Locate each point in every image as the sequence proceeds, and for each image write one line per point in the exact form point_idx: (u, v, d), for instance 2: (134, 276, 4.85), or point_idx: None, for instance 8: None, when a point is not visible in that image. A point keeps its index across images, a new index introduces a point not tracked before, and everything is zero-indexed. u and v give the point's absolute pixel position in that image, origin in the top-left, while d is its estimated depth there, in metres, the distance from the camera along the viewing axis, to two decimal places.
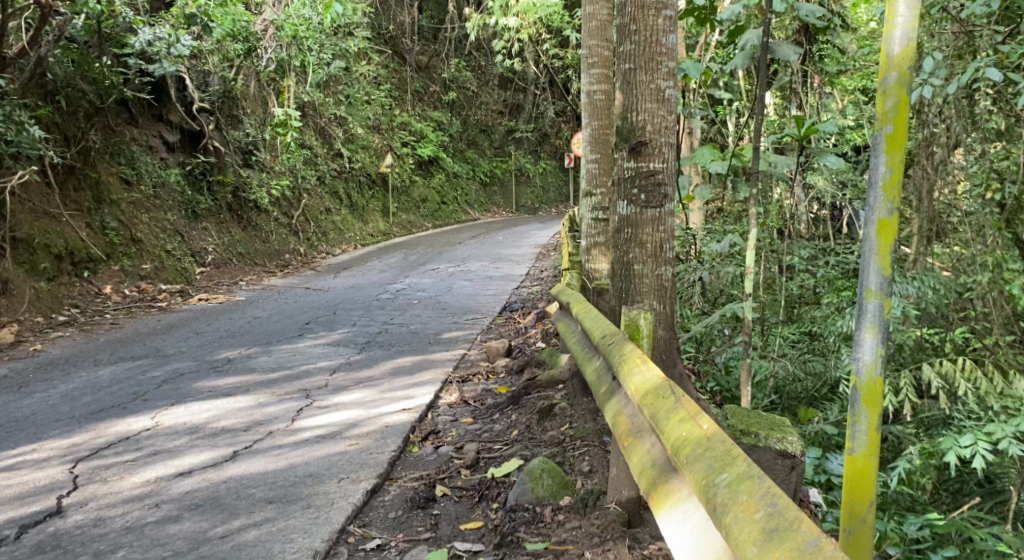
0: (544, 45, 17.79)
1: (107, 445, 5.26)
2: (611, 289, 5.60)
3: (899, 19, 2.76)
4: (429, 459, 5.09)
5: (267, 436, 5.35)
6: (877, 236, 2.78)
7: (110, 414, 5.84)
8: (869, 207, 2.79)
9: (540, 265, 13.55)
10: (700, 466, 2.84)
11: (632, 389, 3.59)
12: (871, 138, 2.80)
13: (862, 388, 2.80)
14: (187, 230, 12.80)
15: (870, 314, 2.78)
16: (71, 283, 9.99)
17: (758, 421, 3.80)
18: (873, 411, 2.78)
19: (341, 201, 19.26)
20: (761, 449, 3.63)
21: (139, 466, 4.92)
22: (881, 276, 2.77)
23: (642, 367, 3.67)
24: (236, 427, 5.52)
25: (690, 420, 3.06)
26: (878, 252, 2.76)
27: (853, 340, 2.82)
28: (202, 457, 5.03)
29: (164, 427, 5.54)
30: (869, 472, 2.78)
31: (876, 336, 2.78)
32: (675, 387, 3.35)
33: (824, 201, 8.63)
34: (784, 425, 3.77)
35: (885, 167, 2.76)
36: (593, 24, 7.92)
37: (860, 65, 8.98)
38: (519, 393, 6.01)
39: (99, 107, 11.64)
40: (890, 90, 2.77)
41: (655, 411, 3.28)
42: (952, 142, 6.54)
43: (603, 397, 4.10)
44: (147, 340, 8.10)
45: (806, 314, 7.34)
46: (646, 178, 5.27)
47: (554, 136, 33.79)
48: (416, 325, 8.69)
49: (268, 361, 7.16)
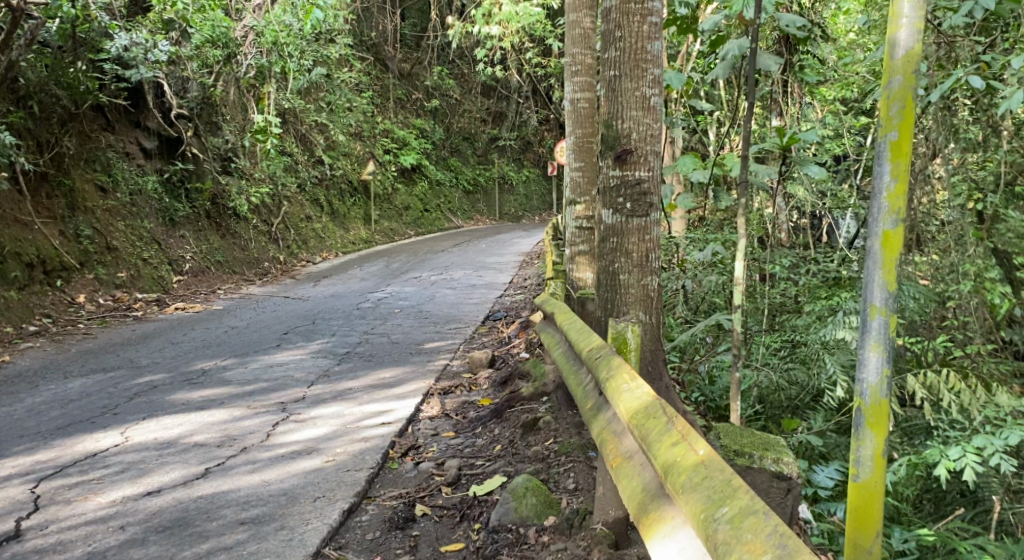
0: (528, 53, 17.72)
1: (72, 463, 5.11)
2: (597, 299, 5.51)
3: (904, 25, 2.76)
4: (409, 476, 4.99)
5: (241, 452, 5.22)
6: (882, 249, 2.76)
7: (78, 429, 5.68)
8: (873, 218, 2.78)
9: (523, 273, 13.46)
10: (697, 497, 2.75)
11: (621, 408, 3.50)
12: (876, 145, 2.79)
13: (867, 410, 2.79)
14: (164, 238, 12.63)
15: (875, 332, 2.78)
16: (43, 291, 9.79)
17: (751, 439, 3.70)
18: (879, 436, 2.78)
19: (322, 208, 19.12)
20: (756, 470, 3.53)
21: (105, 485, 4.77)
22: (885, 290, 2.75)
23: (631, 384, 3.58)
24: (209, 442, 5.38)
25: (685, 444, 2.97)
26: (882, 264, 2.75)
27: (857, 359, 2.82)
28: (172, 475, 4.89)
29: (134, 443, 5.39)
30: (874, 499, 2.79)
31: (882, 354, 2.78)
32: (666, 407, 3.27)
33: (804, 210, 8.65)
34: (777, 442, 3.68)
35: (890, 176, 2.75)
36: (576, 32, 7.89)
37: (839, 75, 9.02)
38: (502, 406, 5.91)
39: (74, 113, 11.46)
40: (894, 97, 2.76)
41: (646, 431, 3.20)
42: (931, 152, 6.56)
43: (590, 413, 4.02)
44: (120, 350, 7.93)
45: (788, 323, 7.26)
46: (632, 187, 5.22)
47: (537, 144, 33.81)
48: (397, 335, 8.59)
49: (244, 373, 7.02)
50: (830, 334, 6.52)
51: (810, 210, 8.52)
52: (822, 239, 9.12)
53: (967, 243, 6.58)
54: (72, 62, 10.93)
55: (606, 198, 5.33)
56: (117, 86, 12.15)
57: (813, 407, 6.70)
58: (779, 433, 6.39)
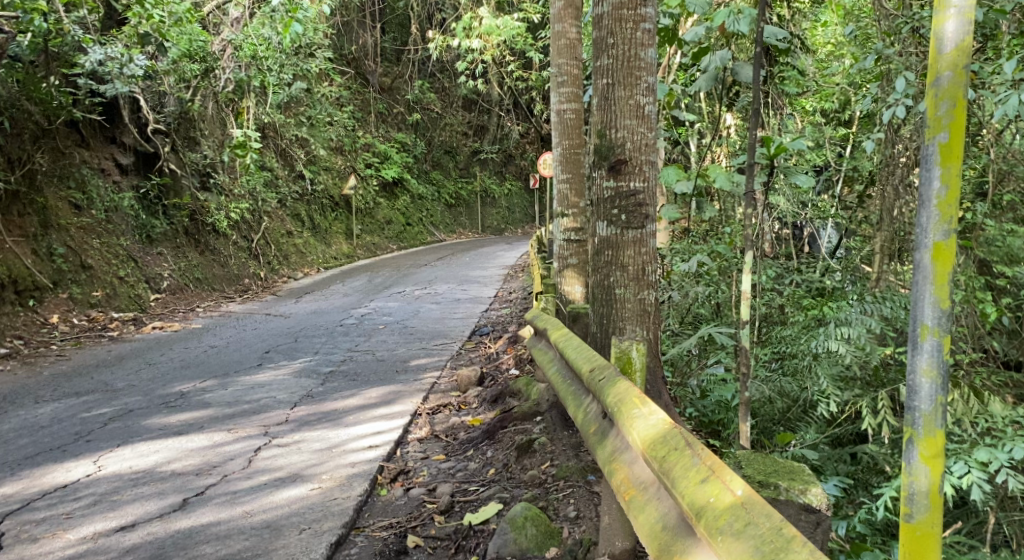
0: (508, 67, 17.68)
1: (40, 496, 4.89)
2: (592, 314, 5.40)
3: (952, 13, 2.39)
4: (399, 504, 4.82)
5: (222, 480, 5.03)
6: (932, 263, 2.39)
7: (47, 458, 5.46)
8: (922, 229, 2.42)
9: (507, 286, 13.35)
10: (744, 547, 2.56)
11: (636, 438, 3.33)
12: (925, 149, 2.43)
13: (921, 442, 2.42)
14: (141, 255, 12.41)
15: (927, 355, 2.41)
16: (15, 312, 9.52)
17: (777, 469, 3.31)
18: (935, 470, 2.40)
19: (303, 223, 18.91)
20: (784, 503, 3.13)
21: (76, 521, 4.56)
22: (938, 309, 2.38)
23: (644, 410, 3.43)
24: (188, 470, 5.19)
25: (720, 483, 2.78)
26: (934, 281, 2.38)
27: (907, 386, 2.45)
28: (148, 508, 4.68)
29: (107, 472, 5.18)
30: (931, 542, 2.41)
31: (936, 380, 2.41)
32: (688, 438, 3.10)
33: (786, 221, 8.61)
34: (803, 469, 3.30)
35: (939, 183, 2.37)
36: (562, 42, 7.77)
37: (819, 86, 9.03)
38: (495, 427, 5.76)
39: (47, 129, 11.17)
40: (943, 95, 2.39)
41: (668, 466, 3.03)
42: (913, 160, 6.68)
43: (595, 441, 3.85)
44: (94, 373, 7.68)
45: (775, 335, 6.93)
46: (627, 199, 5.10)
47: (519, 157, 33.84)
48: (382, 352, 8.42)
49: (224, 395, 6.80)
50: (823, 345, 6.31)
51: (792, 220, 8.48)
52: (804, 249, 9.10)
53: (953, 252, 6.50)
54: (45, 76, 10.64)
55: (601, 210, 5.21)
56: (91, 102, 11.96)
57: (802, 419, 6.44)
58: (772, 446, 6.18)
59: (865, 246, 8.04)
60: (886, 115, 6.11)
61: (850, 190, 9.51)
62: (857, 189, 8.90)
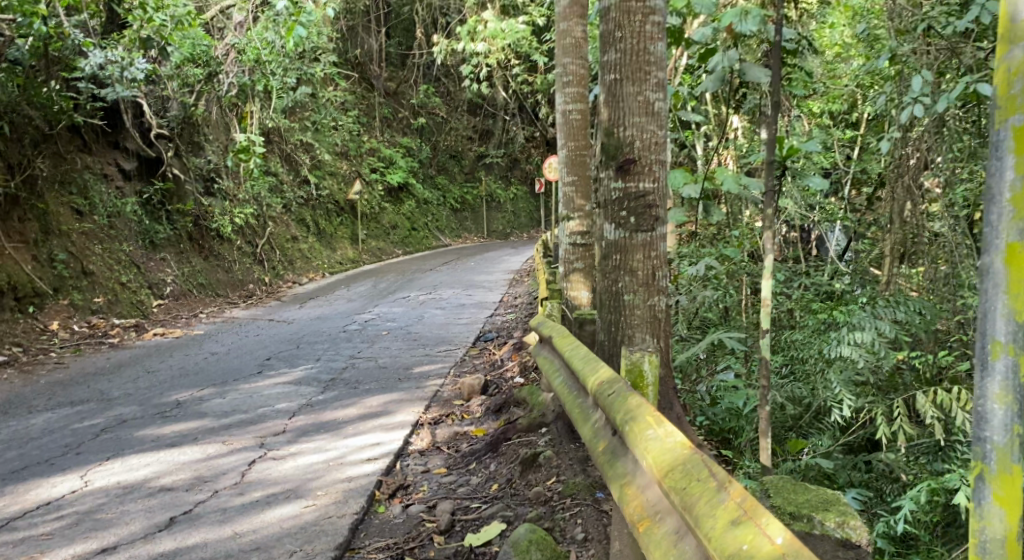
0: (514, 70, 17.56)
1: (22, 514, 4.75)
2: (600, 321, 5.25)
3: None
4: (396, 523, 4.67)
5: (211, 498, 4.88)
6: (1006, 269, 2.06)
7: (34, 472, 5.32)
8: (991, 228, 2.08)
9: (513, 291, 13.19)
10: None
11: (653, 465, 3.15)
12: (995, 133, 2.09)
13: (994, 481, 2.08)
14: (143, 261, 12.30)
15: (1000, 378, 2.08)
16: (14, 319, 9.42)
17: (811, 499, 3.27)
18: (1012, 514, 2.06)
19: (307, 229, 18.81)
20: (818, 538, 3.09)
21: (56, 541, 4.42)
22: (1012, 324, 2.05)
23: (661, 432, 3.25)
24: (177, 486, 5.04)
25: (752, 525, 2.57)
26: (1009, 290, 2.04)
27: (975, 414, 2.13)
28: (131, 528, 4.52)
29: (93, 489, 5.03)
30: None
31: (1011, 407, 2.07)
32: (712, 467, 2.91)
33: (794, 225, 8.42)
34: (837, 498, 3.26)
35: (1014, 173, 2.03)
36: (568, 41, 7.59)
37: (827, 88, 8.86)
38: (498, 438, 5.60)
39: (48, 134, 11.15)
40: (1018, 68, 2.06)
41: (691, 500, 2.84)
42: (922, 163, 6.48)
43: (606, 462, 3.67)
44: (91, 382, 7.54)
45: (786, 339, 6.76)
46: (636, 200, 4.94)
47: (524, 161, 33.70)
48: (385, 359, 8.27)
49: (222, 404, 6.66)
50: (835, 351, 6.02)
51: (800, 224, 8.30)
52: (812, 252, 8.92)
53: (962, 256, 6.27)
54: (46, 81, 10.49)
55: (609, 212, 5.06)
56: (93, 106, 11.83)
57: (815, 427, 6.20)
58: (781, 452, 6.06)
59: (874, 249, 7.77)
60: (901, 115, 5.93)
61: (858, 192, 9.32)
62: (866, 191, 8.70)
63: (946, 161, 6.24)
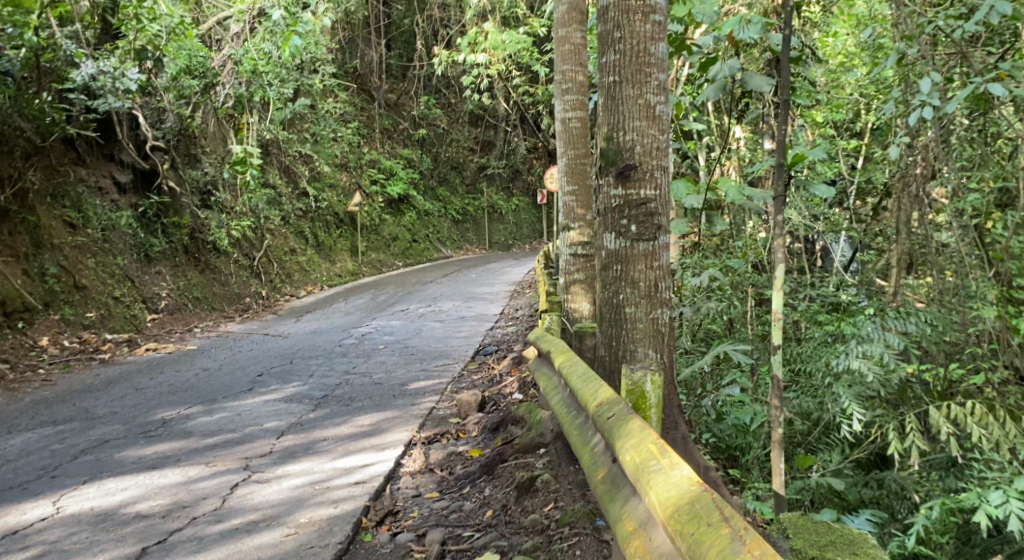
0: (514, 81, 17.42)
1: None
2: (599, 335, 5.06)
3: None
4: (383, 553, 4.49)
5: (190, 525, 4.70)
6: None
7: (7, 497, 5.14)
8: None
9: (513, 303, 13.00)
10: None
11: (659, 503, 3.00)
12: None
13: None
14: (138, 275, 12.16)
15: None
16: (3, 335, 9.27)
17: (834, 537, 3.20)
18: None
19: (306, 241, 18.65)
20: None
21: None
22: None
23: (665, 465, 3.10)
24: (154, 513, 4.85)
25: None
26: None
27: None
28: None
29: (66, 515, 4.85)
30: None
31: None
32: (724, 511, 2.79)
33: (799, 235, 8.22)
34: (864, 539, 3.17)
35: None
36: (566, 47, 7.47)
37: (829, 96, 8.72)
38: (494, 460, 5.40)
39: (41, 146, 11.01)
40: None
41: (703, 548, 2.71)
42: (929, 172, 6.27)
43: (605, 493, 3.51)
44: (76, 399, 7.36)
45: (792, 353, 6.56)
46: (637, 207, 4.77)
47: (526, 172, 33.52)
48: (380, 374, 8.08)
49: (209, 423, 6.47)
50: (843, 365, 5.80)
51: (804, 234, 8.10)
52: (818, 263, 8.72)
53: (970, 267, 6.07)
54: (37, 92, 10.29)
55: (608, 220, 4.87)
56: (86, 118, 11.70)
57: (824, 444, 6.00)
58: (789, 472, 5.85)
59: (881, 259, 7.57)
60: (911, 118, 5.69)
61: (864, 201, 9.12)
62: (872, 201, 8.49)
63: (952, 172, 6.04)
